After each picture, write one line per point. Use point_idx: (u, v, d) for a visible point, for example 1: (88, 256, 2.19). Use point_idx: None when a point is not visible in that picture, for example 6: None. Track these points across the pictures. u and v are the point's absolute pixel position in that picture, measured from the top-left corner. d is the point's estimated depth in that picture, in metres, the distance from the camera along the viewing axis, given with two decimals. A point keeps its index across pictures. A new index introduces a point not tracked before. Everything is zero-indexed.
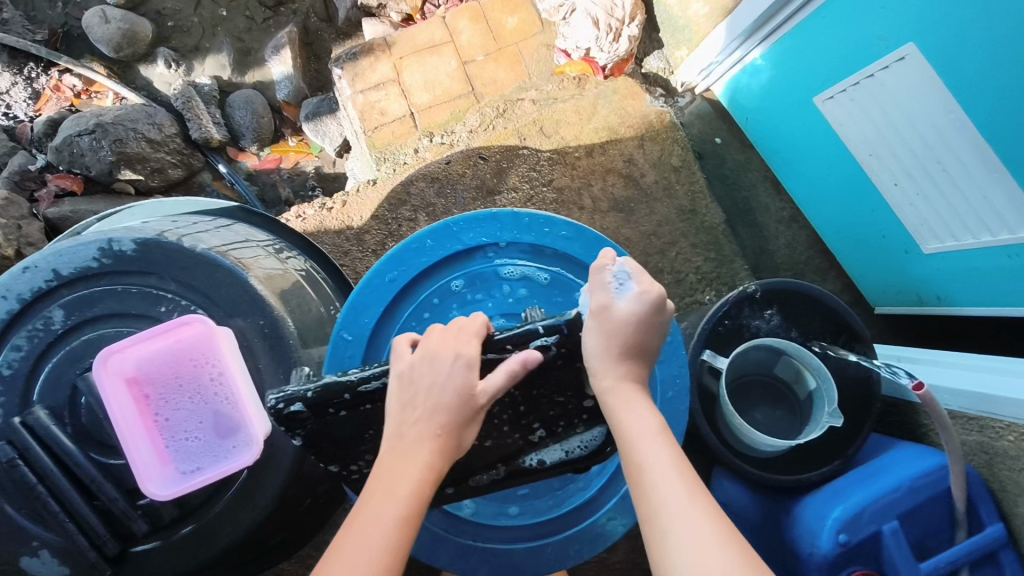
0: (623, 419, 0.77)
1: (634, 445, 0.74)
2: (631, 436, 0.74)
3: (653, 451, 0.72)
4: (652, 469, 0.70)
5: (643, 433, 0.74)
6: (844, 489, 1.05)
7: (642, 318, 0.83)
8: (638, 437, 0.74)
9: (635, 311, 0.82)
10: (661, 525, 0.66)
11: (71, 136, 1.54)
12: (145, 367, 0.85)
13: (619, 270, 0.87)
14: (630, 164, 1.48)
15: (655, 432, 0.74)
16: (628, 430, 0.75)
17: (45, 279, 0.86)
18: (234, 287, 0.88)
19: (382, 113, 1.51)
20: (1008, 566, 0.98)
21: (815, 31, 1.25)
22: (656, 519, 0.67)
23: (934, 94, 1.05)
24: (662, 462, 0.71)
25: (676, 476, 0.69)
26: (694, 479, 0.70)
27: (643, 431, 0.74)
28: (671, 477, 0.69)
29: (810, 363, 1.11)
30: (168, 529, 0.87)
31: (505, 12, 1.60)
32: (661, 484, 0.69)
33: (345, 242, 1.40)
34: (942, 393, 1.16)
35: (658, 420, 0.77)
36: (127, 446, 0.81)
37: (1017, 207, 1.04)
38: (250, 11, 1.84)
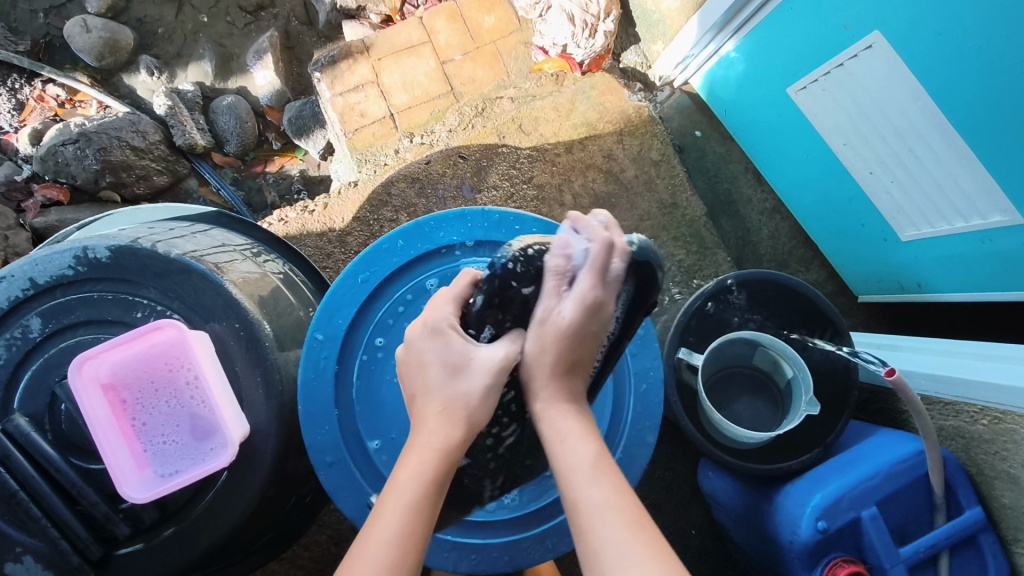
0: (555, 453, 0.71)
1: (567, 479, 0.69)
2: (565, 472, 0.69)
3: (584, 490, 0.67)
4: (588, 511, 0.66)
5: (575, 469, 0.69)
6: (824, 476, 1.06)
7: (580, 333, 0.73)
8: (572, 473, 0.69)
9: (573, 323, 0.72)
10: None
11: (55, 145, 1.55)
12: (121, 373, 0.87)
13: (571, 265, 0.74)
14: (610, 159, 1.49)
15: (585, 465, 0.69)
16: (561, 464, 0.70)
17: (22, 289, 0.88)
18: (210, 292, 0.88)
19: (362, 114, 1.52)
20: (987, 548, 0.99)
21: (785, 23, 1.26)
22: (595, 565, 0.63)
23: (901, 82, 1.06)
24: (598, 502, 0.66)
25: (614, 519, 0.64)
26: (632, 508, 0.66)
27: (577, 466, 0.69)
28: (607, 518, 0.65)
29: (784, 351, 1.13)
30: (151, 531, 0.89)
31: (482, 11, 1.60)
32: (597, 525, 0.64)
33: (328, 244, 1.41)
34: (917, 379, 1.17)
35: (592, 445, 0.71)
36: (104, 450, 0.82)
37: (988, 191, 1.05)
38: (231, 17, 1.85)
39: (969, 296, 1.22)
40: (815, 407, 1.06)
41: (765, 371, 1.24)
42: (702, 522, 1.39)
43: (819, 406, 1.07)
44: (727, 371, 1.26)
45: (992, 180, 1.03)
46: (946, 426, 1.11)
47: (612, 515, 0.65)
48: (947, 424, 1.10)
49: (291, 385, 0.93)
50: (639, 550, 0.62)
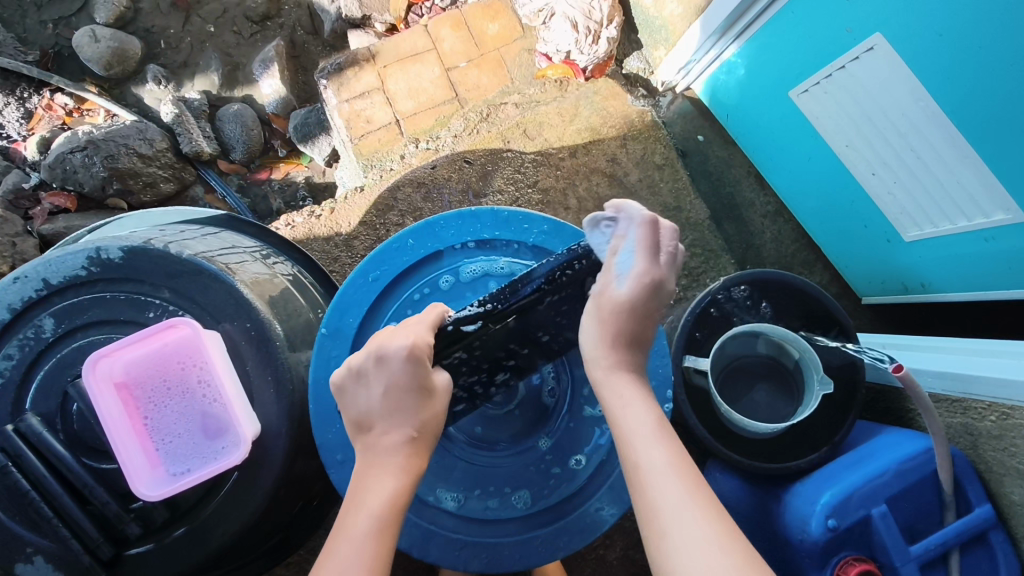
0: (617, 414, 0.76)
1: (631, 441, 0.73)
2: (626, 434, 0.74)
3: (648, 452, 0.71)
4: (647, 470, 0.70)
5: (640, 433, 0.73)
6: (833, 474, 1.06)
7: (636, 309, 0.76)
8: (638, 435, 0.73)
9: (617, 307, 0.77)
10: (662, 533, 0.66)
11: (63, 153, 1.56)
12: (133, 371, 0.87)
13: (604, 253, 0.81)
14: (614, 163, 1.50)
15: (650, 428, 0.74)
16: (623, 428, 0.75)
17: (35, 289, 0.88)
18: (221, 292, 0.89)
19: (368, 121, 1.54)
20: (998, 546, 0.99)
21: (785, 28, 1.28)
22: (654, 518, 0.68)
23: (902, 83, 1.08)
24: (658, 462, 0.70)
25: (675, 479, 0.69)
26: (692, 473, 0.70)
27: (638, 431, 0.74)
28: (671, 481, 0.69)
29: (786, 338, 1.14)
30: (161, 531, 0.88)
31: (486, 19, 1.62)
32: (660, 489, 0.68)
33: (335, 248, 1.42)
34: (925, 377, 1.17)
35: (654, 412, 0.76)
36: (117, 449, 0.83)
37: (990, 189, 1.06)
38: (238, 27, 1.87)
39: (974, 295, 1.23)
40: (829, 387, 1.07)
41: (776, 357, 1.23)
42: None
43: (832, 384, 1.09)
44: (738, 361, 1.24)
45: (994, 177, 1.04)
46: (954, 423, 1.11)
47: (671, 474, 0.69)
48: (954, 421, 1.11)
49: (301, 384, 0.94)
50: (696, 514, 0.66)
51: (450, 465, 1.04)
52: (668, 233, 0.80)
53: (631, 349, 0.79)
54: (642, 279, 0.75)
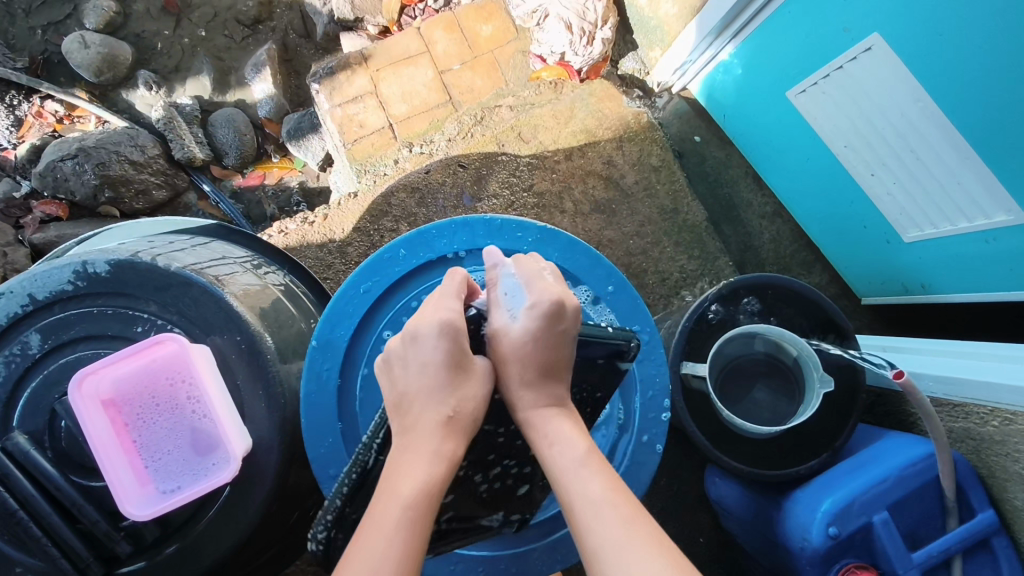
0: (547, 453, 0.76)
1: (563, 477, 0.73)
2: (559, 468, 0.73)
3: (580, 485, 0.71)
4: (583, 502, 0.70)
5: (568, 466, 0.73)
6: (834, 481, 1.05)
7: (546, 338, 0.79)
8: (564, 470, 0.73)
9: (528, 331, 0.79)
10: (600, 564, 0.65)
11: (54, 161, 1.54)
12: (121, 388, 0.85)
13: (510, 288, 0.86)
14: (610, 165, 1.49)
15: (582, 458, 0.74)
16: (554, 464, 0.74)
17: (20, 305, 0.87)
18: (211, 306, 0.88)
19: (361, 125, 1.52)
20: (1002, 552, 0.98)
21: (782, 27, 1.26)
22: (592, 550, 0.67)
23: (901, 83, 1.06)
24: (591, 493, 0.70)
25: (608, 508, 0.69)
26: (626, 502, 0.70)
27: (569, 464, 0.73)
28: (601, 508, 0.69)
29: (784, 336, 1.11)
30: (153, 549, 0.87)
31: (479, 21, 1.60)
32: (590, 516, 0.69)
33: (328, 255, 1.40)
34: (925, 381, 1.16)
35: (585, 442, 0.77)
36: (105, 469, 0.81)
37: (991, 190, 1.05)
38: (229, 31, 1.85)
39: (975, 297, 1.21)
40: (830, 385, 1.05)
41: (775, 355, 1.20)
42: (710, 530, 1.38)
43: (832, 382, 1.06)
44: (737, 361, 1.22)
45: (995, 179, 1.02)
46: (956, 428, 1.10)
47: (601, 504, 0.69)
48: (956, 426, 1.10)
49: (293, 397, 0.93)
50: (631, 540, 0.65)
51: None
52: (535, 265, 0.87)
53: (557, 380, 0.81)
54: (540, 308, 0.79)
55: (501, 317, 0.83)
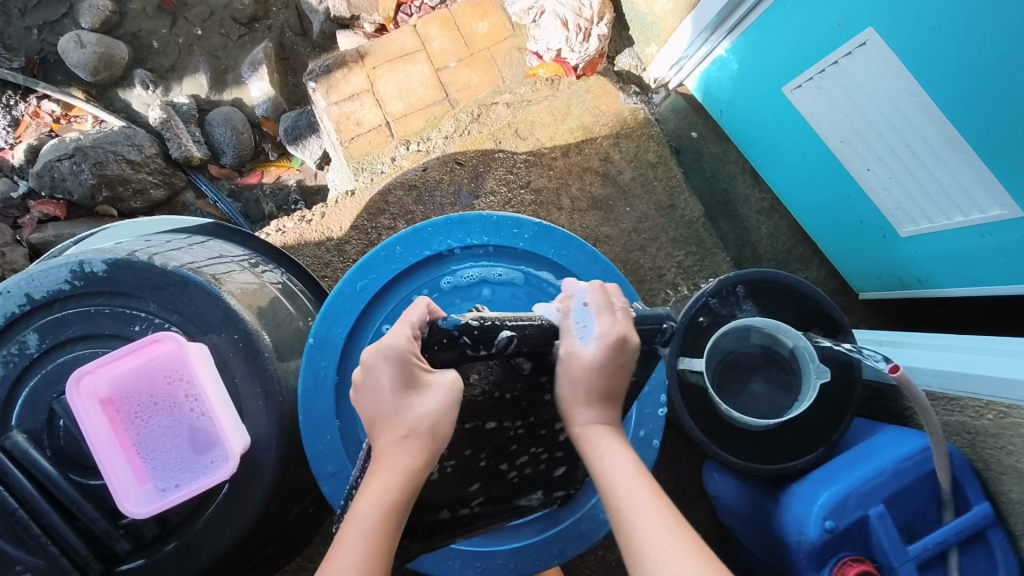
0: (597, 463, 0.78)
1: (610, 484, 0.75)
2: (606, 476, 0.75)
3: (628, 493, 0.73)
4: (630, 510, 0.72)
5: (620, 474, 0.75)
6: (830, 474, 1.06)
7: (608, 365, 0.80)
8: (615, 477, 0.75)
9: (597, 358, 0.79)
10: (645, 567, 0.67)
11: (51, 161, 1.54)
12: (118, 387, 0.86)
13: (580, 310, 0.83)
14: (607, 162, 1.49)
15: (631, 469, 0.76)
16: (604, 471, 0.76)
17: (18, 304, 0.87)
18: (208, 305, 0.88)
19: (358, 123, 1.52)
20: (997, 544, 0.99)
21: (777, 22, 1.26)
22: (637, 555, 0.68)
23: (896, 78, 1.06)
24: (639, 501, 0.72)
25: (655, 517, 0.70)
26: (672, 513, 0.72)
27: (619, 471, 0.76)
28: (647, 517, 0.71)
29: (780, 328, 1.12)
30: (152, 546, 0.88)
31: (475, 18, 1.60)
32: (637, 522, 0.70)
33: (326, 253, 1.41)
34: (921, 375, 1.16)
35: (632, 454, 0.79)
36: (103, 467, 0.82)
37: (986, 185, 1.05)
38: (225, 29, 1.85)
39: (970, 291, 1.22)
40: (825, 375, 1.07)
41: (771, 348, 1.20)
42: (708, 525, 1.38)
43: (829, 372, 1.08)
44: (733, 354, 1.21)
45: (990, 174, 1.03)
46: (951, 421, 1.10)
47: (648, 513, 0.71)
48: (952, 420, 1.10)
49: (291, 394, 0.93)
50: (676, 548, 0.67)
51: None
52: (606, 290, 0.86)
53: (604, 402, 0.82)
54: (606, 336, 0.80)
55: (567, 344, 0.82)
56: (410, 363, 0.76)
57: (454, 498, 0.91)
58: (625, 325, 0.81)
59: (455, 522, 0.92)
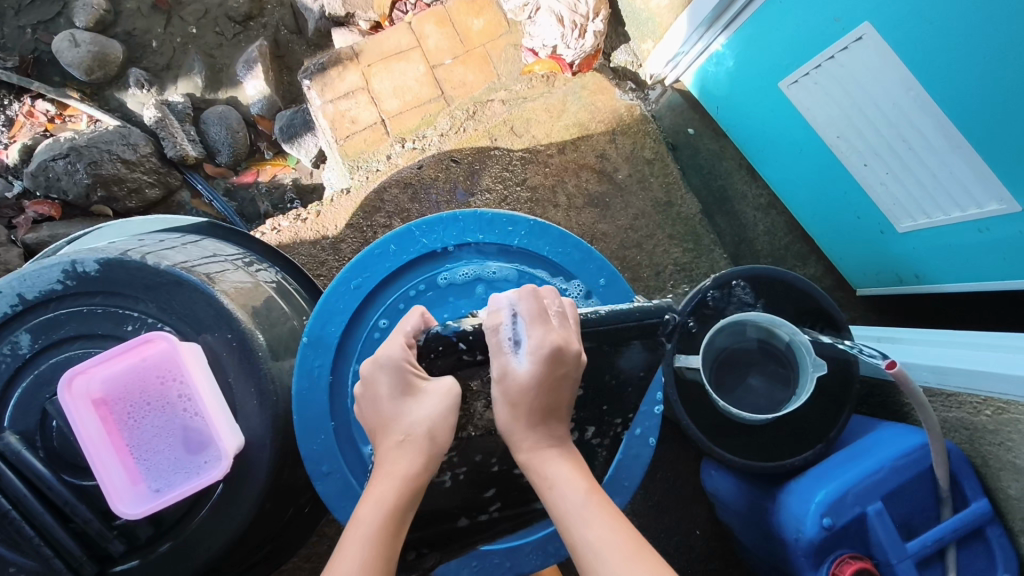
0: (547, 496, 0.76)
1: (564, 520, 0.73)
2: (562, 511, 0.74)
3: (580, 527, 0.72)
4: (585, 544, 0.70)
5: (573, 506, 0.74)
6: (828, 472, 1.05)
7: (546, 380, 0.77)
8: (568, 512, 0.73)
9: (531, 375, 0.77)
10: None
11: (46, 161, 1.54)
12: (111, 387, 0.85)
13: (512, 326, 0.81)
14: (603, 159, 1.48)
15: (582, 500, 0.74)
16: (555, 507, 0.75)
17: (10, 305, 0.87)
18: (201, 304, 0.87)
19: (353, 121, 1.52)
20: (995, 540, 0.99)
21: (774, 18, 1.25)
22: None
23: (893, 72, 1.06)
24: (592, 534, 0.71)
25: (614, 547, 0.69)
26: (630, 538, 0.71)
27: (572, 505, 0.74)
28: (606, 549, 0.69)
29: (776, 323, 1.13)
30: (146, 547, 0.87)
31: (470, 15, 1.59)
32: (590, 555, 0.70)
33: (321, 252, 1.40)
34: (918, 371, 1.16)
35: (585, 481, 0.77)
36: (96, 468, 0.81)
37: (983, 180, 1.04)
38: (220, 28, 1.84)
39: (968, 287, 1.21)
40: (823, 369, 1.08)
41: (767, 342, 1.20)
42: (706, 522, 1.38)
43: (825, 365, 1.09)
44: (729, 350, 1.22)
45: (988, 168, 1.02)
46: (949, 418, 1.10)
47: (604, 545, 0.70)
48: (950, 416, 1.10)
49: (285, 393, 0.92)
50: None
51: None
52: (557, 298, 0.84)
53: (551, 420, 0.80)
54: (538, 354, 0.77)
55: (501, 365, 0.79)
56: (405, 370, 0.82)
57: (469, 506, 0.98)
58: (559, 335, 0.78)
59: (476, 527, 0.99)
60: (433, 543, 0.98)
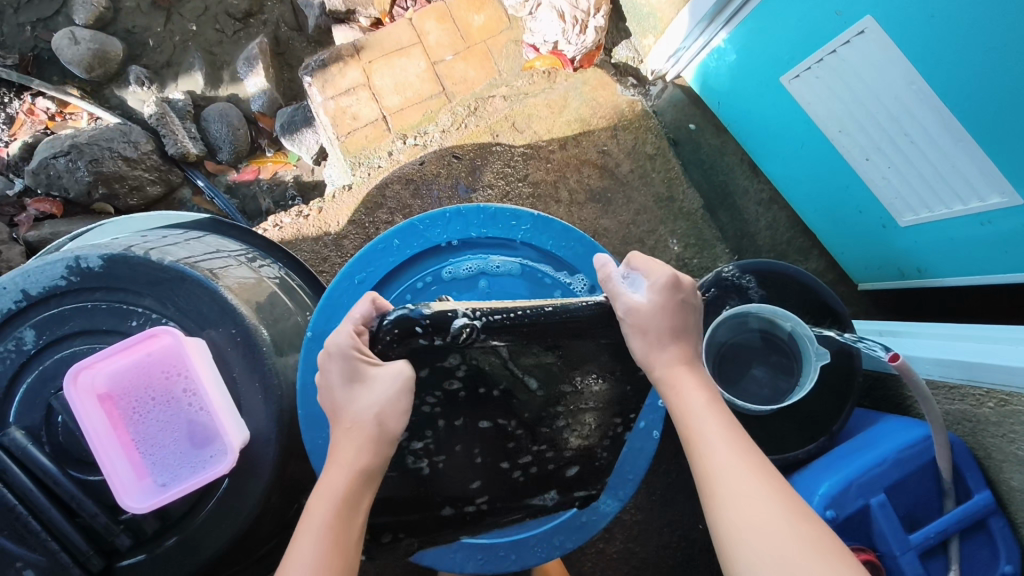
0: (674, 397, 0.81)
1: (689, 418, 0.79)
2: (686, 411, 0.79)
3: (706, 427, 0.77)
4: (712, 442, 0.76)
5: (697, 409, 0.79)
6: (832, 464, 1.06)
7: (664, 308, 0.83)
8: (694, 414, 0.79)
9: (651, 304, 0.83)
10: (727, 493, 0.72)
11: (47, 158, 1.54)
12: (116, 382, 0.85)
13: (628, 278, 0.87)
14: (605, 154, 1.48)
15: (703, 406, 0.79)
16: (684, 405, 0.80)
17: (14, 300, 0.87)
18: (205, 299, 0.88)
19: (354, 117, 1.51)
20: (999, 532, 0.99)
21: (775, 13, 1.25)
22: (717, 484, 0.73)
23: (895, 66, 1.06)
24: (717, 437, 0.76)
25: (738, 450, 0.75)
26: (748, 445, 0.77)
27: (699, 406, 0.79)
28: (729, 451, 0.75)
29: (777, 313, 1.11)
30: (152, 542, 0.87)
31: (471, 11, 1.59)
32: (711, 449, 0.76)
33: (324, 248, 1.40)
34: (922, 364, 1.16)
35: (706, 391, 0.81)
36: (102, 462, 0.81)
37: (985, 173, 1.05)
38: (220, 25, 1.84)
39: (970, 281, 1.22)
40: (825, 357, 1.06)
41: (768, 332, 1.19)
42: None
43: (827, 353, 1.08)
44: (730, 342, 1.20)
45: (990, 161, 1.02)
46: (953, 410, 1.10)
47: (728, 446, 0.75)
48: (953, 408, 1.10)
49: (290, 388, 0.92)
50: (759, 480, 0.72)
51: None
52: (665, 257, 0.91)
53: (675, 340, 0.83)
54: (657, 289, 0.83)
55: (623, 303, 0.84)
56: (353, 357, 0.81)
57: (456, 497, 0.96)
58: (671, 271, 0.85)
59: (463, 519, 0.98)
60: (410, 530, 0.96)
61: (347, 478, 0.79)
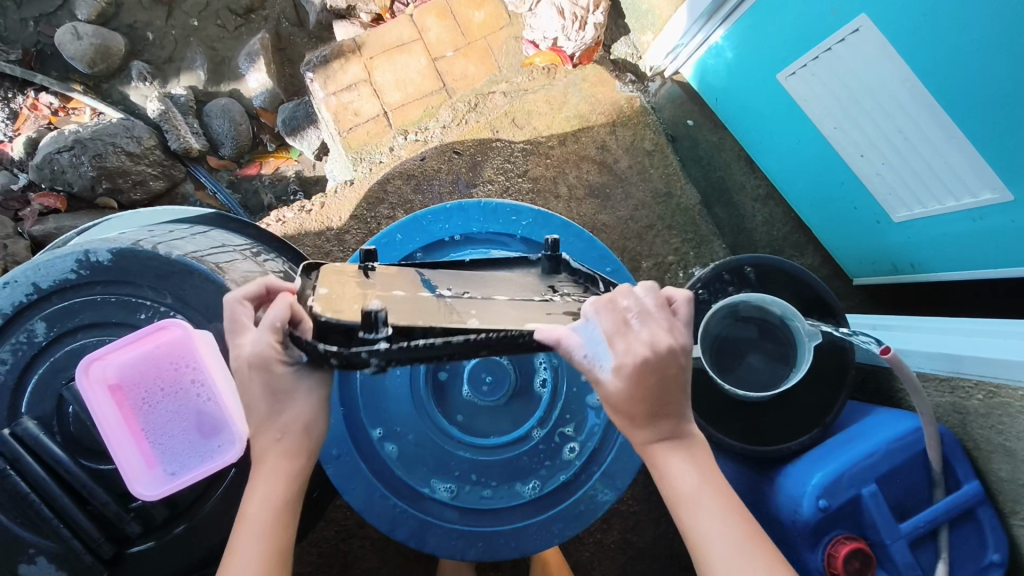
0: (665, 478, 0.71)
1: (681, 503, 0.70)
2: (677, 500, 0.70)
3: (698, 515, 0.69)
4: (705, 537, 0.69)
5: (690, 493, 0.70)
6: (826, 455, 1.08)
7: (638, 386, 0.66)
8: (686, 501, 0.70)
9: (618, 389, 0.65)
10: None
11: (51, 153, 1.56)
12: (126, 373, 0.86)
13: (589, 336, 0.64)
14: (603, 150, 1.50)
15: (699, 490, 0.70)
16: (675, 489, 0.70)
17: (26, 293, 0.88)
18: (212, 293, 0.90)
19: (356, 113, 1.53)
20: (987, 521, 1.02)
21: (772, 10, 1.27)
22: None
23: (889, 65, 1.08)
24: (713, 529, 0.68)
25: (736, 547, 0.67)
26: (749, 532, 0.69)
27: (690, 491, 0.70)
28: (726, 545, 0.68)
29: (765, 300, 1.12)
30: (162, 529, 0.90)
31: (471, 7, 1.61)
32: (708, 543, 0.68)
33: (326, 243, 1.42)
34: (914, 357, 1.18)
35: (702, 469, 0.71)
36: (114, 451, 0.83)
37: (977, 169, 1.07)
38: (222, 20, 1.85)
39: (963, 276, 1.24)
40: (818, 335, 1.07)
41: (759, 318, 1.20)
42: None
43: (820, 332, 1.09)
44: (728, 330, 1.20)
45: (981, 158, 1.04)
46: (943, 402, 1.12)
47: (725, 540, 0.68)
48: (943, 401, 1.12)
49: None
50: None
51: (449, 460, 1.04)
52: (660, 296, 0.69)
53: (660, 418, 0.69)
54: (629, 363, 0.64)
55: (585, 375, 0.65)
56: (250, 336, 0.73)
57: None
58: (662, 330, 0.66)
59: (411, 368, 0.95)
60: None
61: (275, 509, 0.73)
